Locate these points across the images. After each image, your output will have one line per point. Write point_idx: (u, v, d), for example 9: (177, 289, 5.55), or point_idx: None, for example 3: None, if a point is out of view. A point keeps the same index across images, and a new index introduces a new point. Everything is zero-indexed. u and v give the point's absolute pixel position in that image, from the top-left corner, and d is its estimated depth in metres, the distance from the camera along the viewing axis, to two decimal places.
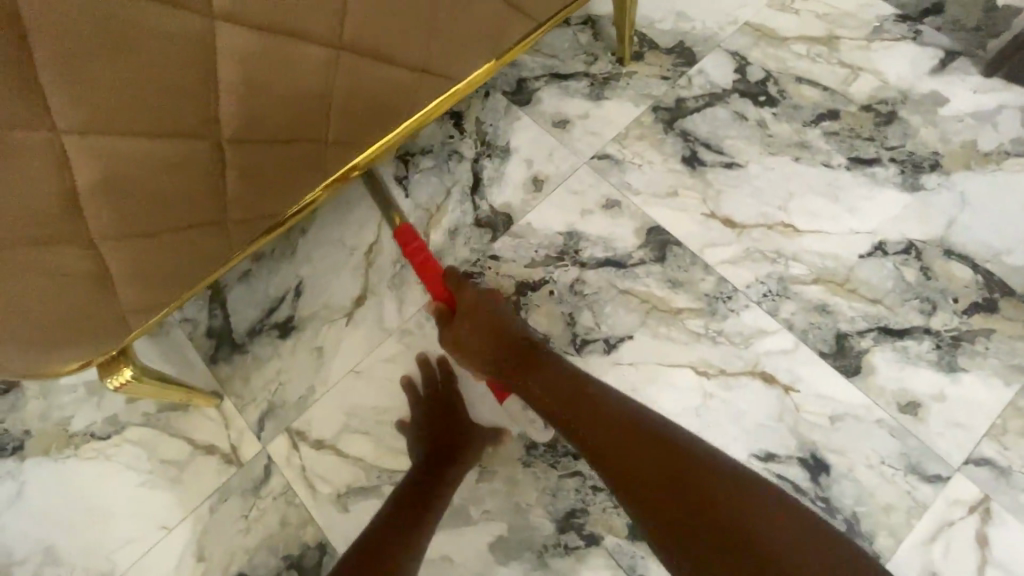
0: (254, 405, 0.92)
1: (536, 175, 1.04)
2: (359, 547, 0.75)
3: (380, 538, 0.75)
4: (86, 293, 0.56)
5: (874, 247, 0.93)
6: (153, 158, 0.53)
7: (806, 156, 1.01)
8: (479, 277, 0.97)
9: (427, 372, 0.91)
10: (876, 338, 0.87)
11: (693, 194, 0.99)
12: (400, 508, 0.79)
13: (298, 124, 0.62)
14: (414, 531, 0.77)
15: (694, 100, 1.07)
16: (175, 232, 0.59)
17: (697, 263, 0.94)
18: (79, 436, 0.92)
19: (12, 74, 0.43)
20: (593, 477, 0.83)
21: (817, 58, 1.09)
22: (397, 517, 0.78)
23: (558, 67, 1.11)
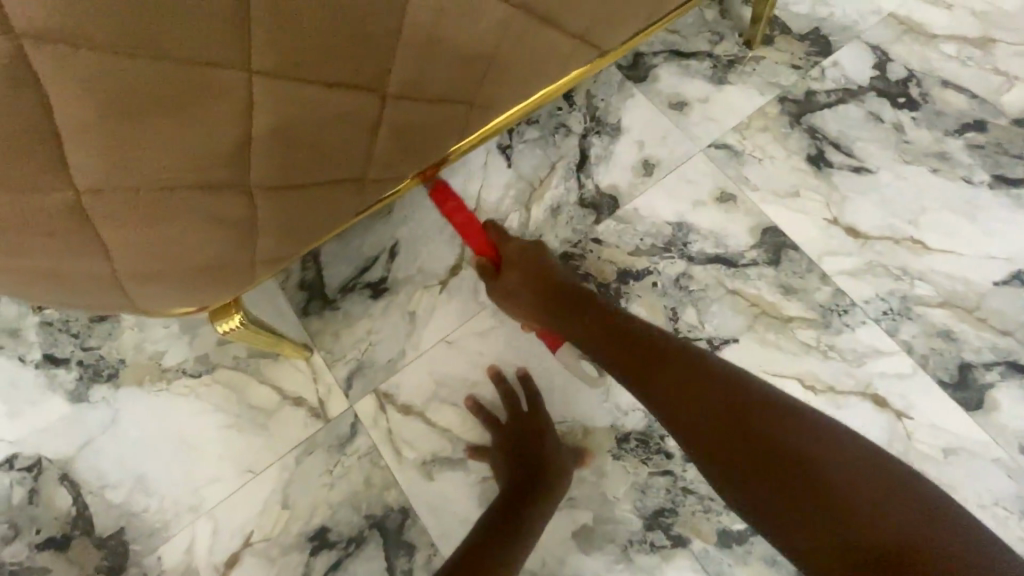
0: (344, 362, 0.92)
1: (647, 158, 0.98)
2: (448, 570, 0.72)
3: (471, 563, 0.72)
4: (228, 240, 0.55)
5: (1010, 276, 0.87)
6: (327, 110, 0.51)
7: (945, 169, 0.93)
8: (579, 259, 0.94)
9: (506, 392, 0.86)
10: (1004, 373, 0.82)
11: (815, 196, 0.93)
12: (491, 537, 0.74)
13: (458, 86, 0.59)
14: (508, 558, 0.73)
15: (825, 94, 0.99)
16: (320, 186, 0.58)
17: (814, 271, 0.89)
18: (172, 371, 0.94)
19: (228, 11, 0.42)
20: (684, 479, 0.81)
21: (968, 61, 0.99)
22: (487, 542, 0.74)
23: (679, 43, 1.04)
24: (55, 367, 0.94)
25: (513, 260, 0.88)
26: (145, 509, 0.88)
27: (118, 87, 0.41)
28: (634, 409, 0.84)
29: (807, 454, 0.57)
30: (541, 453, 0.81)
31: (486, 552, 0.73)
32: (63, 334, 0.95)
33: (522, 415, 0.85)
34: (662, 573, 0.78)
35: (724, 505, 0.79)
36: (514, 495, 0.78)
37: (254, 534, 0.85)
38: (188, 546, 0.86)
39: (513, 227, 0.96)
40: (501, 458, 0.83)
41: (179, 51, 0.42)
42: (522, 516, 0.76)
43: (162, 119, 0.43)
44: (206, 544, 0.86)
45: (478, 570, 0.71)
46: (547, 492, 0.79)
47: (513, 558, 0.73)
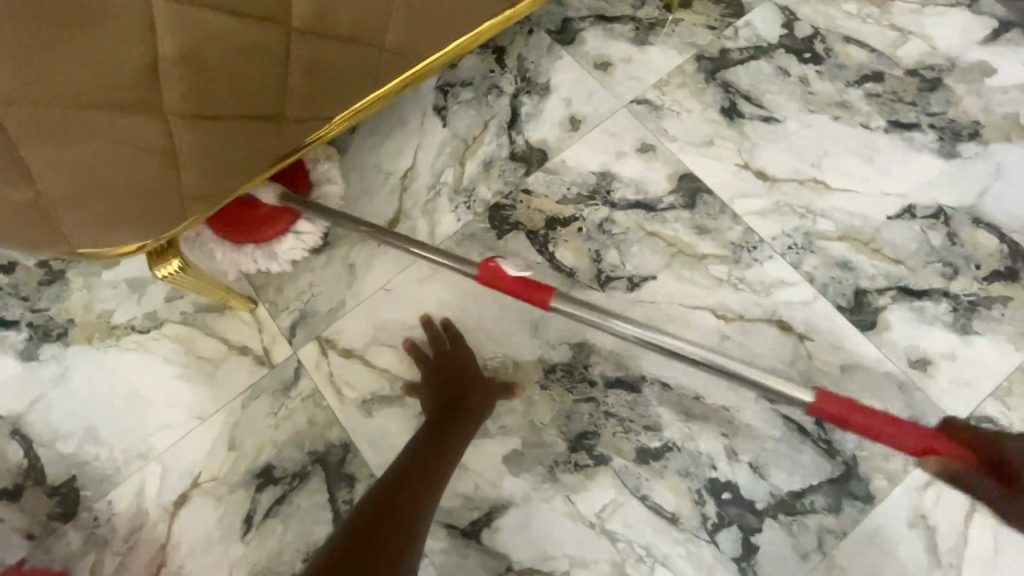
0: (287, 312, 0.96)
1: (573, 114, 1.04)
2: (376, 490, 0.76)
3: (399, 484, 0.76)
4: (147, 168, 0.59)
5: (903, 210, 0.94)
6: (231, 37, 0.56)
7: (846, 117, 1.00)
8: (510, 209, 0.99)
9: (433, 336, 0.91)
10: (895, 297, 0.89)
11: (728, 145, 1.00)
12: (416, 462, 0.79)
13: (364, 25, 0.64)
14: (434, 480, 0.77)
15: (739, 52, 1.06)
16: (239, 121, 0.62)
17: (727, 212, 0.96)
18: (120, 328, 0.97)
19: None
20: (606, 403, 0.87)
21: (868, 18, 1.07)
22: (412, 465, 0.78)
23: (604, 8, 1.10)
24: (4, 329, 0.96)
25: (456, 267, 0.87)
26: (95, 458, 0.91)
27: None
28: (561, 342, 0.90)
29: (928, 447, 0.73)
30: (467, 388, 0.87)
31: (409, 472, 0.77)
32: (13, 297, 0.98)
33: (447, 355, 0.90)
34: (585, 489, 0.84)
35: (642, 426, 0.86)
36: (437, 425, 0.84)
37: (201, 475, 0.89)
38: (139, 490, 0.89)
39: (448, 182, 1.02)
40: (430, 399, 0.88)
41: None
42: (444, 441, 0.82)
43: (64, 33, 0.48)
44: (155, 487, 0.89)
45: (400, 487, 0.75)
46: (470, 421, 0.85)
47: (437, 479, 0.78)
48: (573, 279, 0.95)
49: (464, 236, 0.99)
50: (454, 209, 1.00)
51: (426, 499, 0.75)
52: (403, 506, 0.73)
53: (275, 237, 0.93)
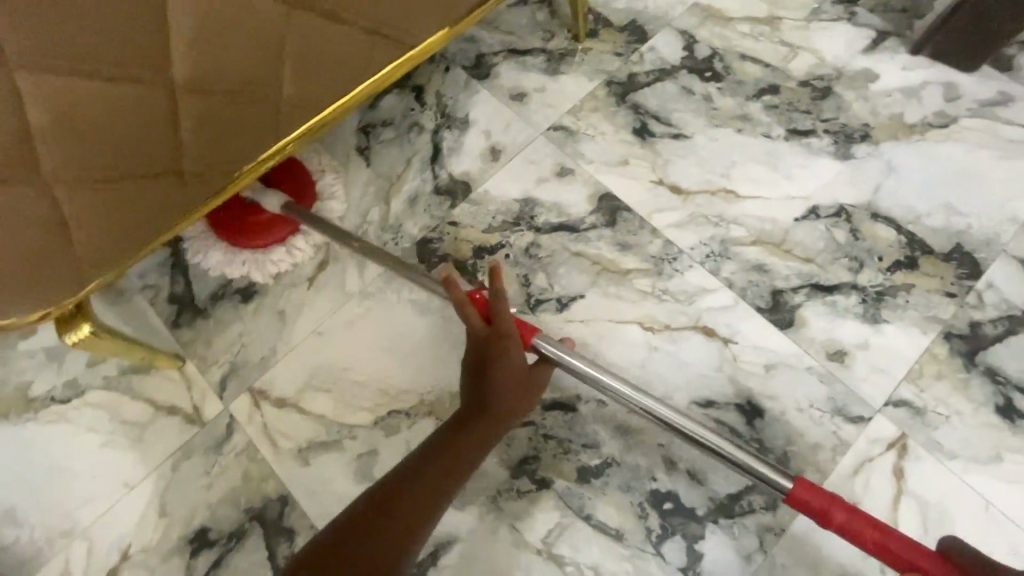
0: (216, 366, 0.94)
1: (493, 145, 1.07)
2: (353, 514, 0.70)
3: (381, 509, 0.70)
4: (37, 237, 0.58)
5: (808, 212, 0.99)
6: (105, 101, 0.56)
7: (748, 128, 1.06)
8: (438, 242, 1.01)
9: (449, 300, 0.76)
10: (808, 294, 0.94)
11: (642, 163, 1.05)
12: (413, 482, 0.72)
13: (252, 78, 0.64)
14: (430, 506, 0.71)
15: (646, 75, 1.12)
16: (131, 182, 0.62)
17: (646, 227, 0.99)
18: (39, 400, 0.93)
19: None
20: (544, 427, 0.87)
21: (760, 36, 1.15)
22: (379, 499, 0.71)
23: (515, 43, 1.15)
24: None
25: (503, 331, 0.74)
26: (14, 542, 0.85)
27: None
28: None
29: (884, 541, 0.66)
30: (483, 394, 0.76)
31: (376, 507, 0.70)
32: None
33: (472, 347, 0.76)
34: (529, 516, 0.83)
35: (581, 445, 0.86)
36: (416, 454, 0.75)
37: (132, 547, 0.85)
38: (64, 571, 0.84)
39: (374, 220, 1.02)
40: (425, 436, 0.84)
41: None
42: (428, 474, 0.72)
43: None
44: (82, 566, 0.84)
45: (361, 529, 0.68)
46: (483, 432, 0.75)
47: (413, 520, 0.70)
48: None
49: (394, 272, 0.99)
50: (382, 246, 1.01)
51: (394, 546, 0.67)
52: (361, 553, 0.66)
53: (274, 244, 0.96)
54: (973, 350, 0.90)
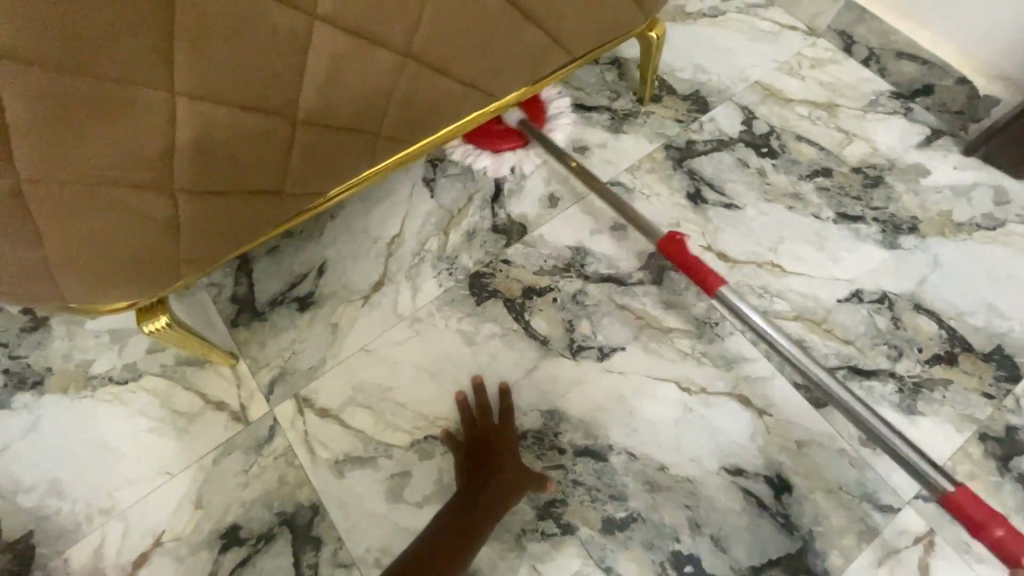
0: (267, 368, 0.98)
1: (552, 192, 1.12)
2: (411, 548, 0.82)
3: (424, 551, 0.80)
4: (154, 238, 0.63)
5: (852, 294, 1.02)
6: (243, 128, 0.62)
7: (798, 207, 1.10)
8: (490, 277, 1.05)
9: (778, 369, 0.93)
10: (846, 375, 0.96)
11: (694, 227, 1.09)
12: (449, 527, 0.82)
13: (363, 116, 0.71)
14: (466, 543, 0.81)
15: (703, 144, 1.17)
16: (242, 196, 0.67)
17: (691, 289, 1.03)
18: (98, 378, 0.98)
19: (158, 46, 0.54)
20: (574, 471, 0.90)
21: (817, 120, 1.20)
22: (462, 513, 0.83)
23: (583, 99, 1.21)
24: None
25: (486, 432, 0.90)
26: (55, 513, 0.89)
27: (59, 101, 0.51)
28: (531, 410, 0.94)
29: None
30: (478, 480, 0.86)
31: (460, 522, 0.82)
32: None
33: (488, 426, 0.91)
34: (551, 559, 0.85)
35: (608, 495, 0.88)
36: (486, 483, 0.85)
37: (164, 534, 0.88)
38: (97, 548, 0.87)
39: (432, 248, 1.07)
40: (463, 461, 0.89)
41: (112, 72, 0.52)
42: (480, 508, 0.83)
43: (93, 124, 0.53)
44: (116, 546, 0.87)
45: (448, 537, 0.81)
46: (477, 513, 0.83)
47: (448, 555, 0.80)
48: (546, 346, 0.99)
49: (444, 302, 1.03)
50: (436, 275, 1.05)
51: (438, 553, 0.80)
52: (444, 563, 0.79)
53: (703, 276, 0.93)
54: (1008, 455, 0.91)
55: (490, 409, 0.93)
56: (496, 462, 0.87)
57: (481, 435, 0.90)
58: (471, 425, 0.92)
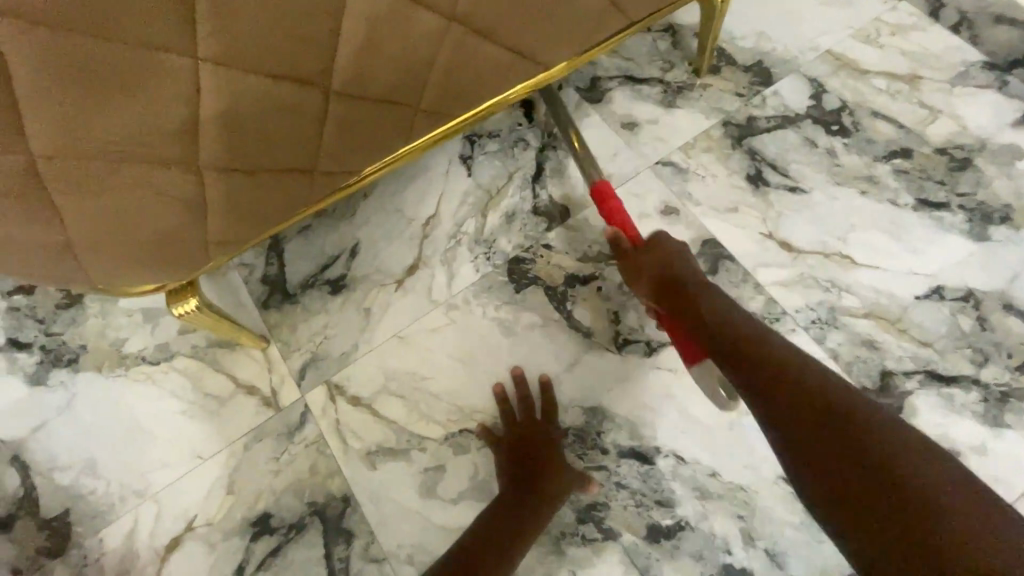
0: (298, 353, 0.95)
1: (598, 172, 1.04)
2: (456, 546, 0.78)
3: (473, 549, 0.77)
4: (179, 219, 0.59)
5: (932, 291, 0.92)
6: (271, 99, 0.56)
7: (873, 191, 1.00)
8: (530, 263, 0.98)
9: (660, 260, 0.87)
10: (923, 381, 0.87)
11: (754, 212, 0.99)
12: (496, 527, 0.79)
13: (401, 87, 0.64)
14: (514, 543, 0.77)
15: (766, 120, 1.07)
16: (271, 173, 0.62)
17: (749, 281, 0.94)
18: (131, 358, 0.96)
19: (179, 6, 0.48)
20: (618, 474, 0.84)
21: (896, 95, 1.07)
22: (509, 514, 0.79)
23: (632, 70, 1.11)
24: (18, 351, 0.97)
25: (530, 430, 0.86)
26: (91, 492, 0.89)
27: (72, 68, 0.47)
28: (573, 406, 0.88)
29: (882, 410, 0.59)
30: (525, 480, 0.82)
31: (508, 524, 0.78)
32: (30, 319, 0.98)
33: (530, 423, 0.86)
34: (592, 565, 0.81)
35: (654, 501, 0.83)
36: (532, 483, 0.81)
37: (196, 519, 0.87)
38: (132, 529, 0.87)
39: (469, 231, 1.01)
40: (503, 458, 0.85)
41: (129, 35, 0.47)
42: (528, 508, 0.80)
43: (110, 94, 0.48)
44: (149, 528, 0.87)
45: (489, 541, 0.77)
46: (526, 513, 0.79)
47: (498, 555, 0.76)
48: (590, 339, 0.92)
49: (482, 288, 0.97)
50: (473, 259, 0.99)
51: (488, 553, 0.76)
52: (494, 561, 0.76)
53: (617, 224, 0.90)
54: None
55: (532, 405, 0.88)
56: (540, 462, 0.83)
57: (523, 434, 0.85)
58: (514, 422, 0.87)
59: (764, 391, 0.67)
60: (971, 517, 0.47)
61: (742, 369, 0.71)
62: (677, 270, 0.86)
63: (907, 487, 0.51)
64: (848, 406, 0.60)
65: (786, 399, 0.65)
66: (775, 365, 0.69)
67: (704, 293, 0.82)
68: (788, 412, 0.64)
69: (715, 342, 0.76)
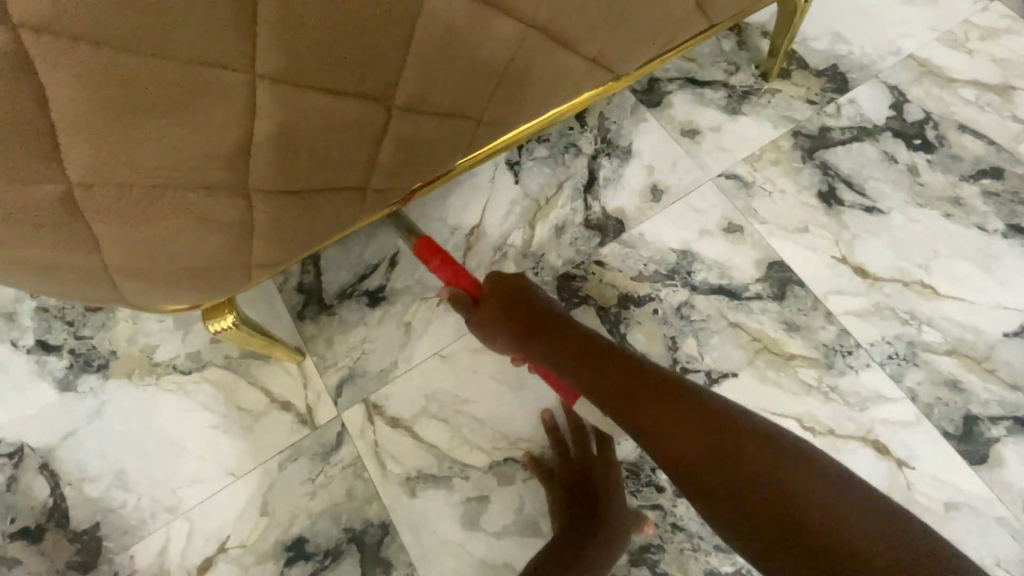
0: (335, 368, 0.90)
1: (655, 184, 0.97)
2: None
3: None
4: (223, 244, 0.53)
5: (1023, 328, 0.84)
6: (330, 116, 0.50)
7: (958, 214, 0.91)
8: (581, 280, 0.92)
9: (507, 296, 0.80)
10: (1011, 428, 0.80)
11: (826, 233, 0.92)
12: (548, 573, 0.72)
13: (467, 100, 0.58)
14: None
15: (840, 132, 0.98)
16: (323, 193, 0.57)
17: (819, 309, 0.87)
18: (161, 366, 0.92)
19: (236, 15, 0.42)
20: (674, 515, 0.79)
21: (986, 107, 0.98)
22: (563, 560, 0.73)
23: (695, 71, 1.03)
24: (47, 354, 0.93)
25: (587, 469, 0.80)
26: (122, 506, 0.86)
27: (116, 87, 0.41)
28: (627, 438, 0.83)
29: (720, 416, 0.64)
30: (581, 522, 0.76)
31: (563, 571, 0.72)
32: (58, 321, 0.94)
33: (585, 460, 0.81)
34: None
35: (713, 545, 0.78)
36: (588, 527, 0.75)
37: (229, 539, 0.83)
38: (163, 546, 0.84)
39: (516, 244, 0.95)
40: (554, 495, 0.80)
41: (180, 49, 0.41)
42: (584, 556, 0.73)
43: (157, 115, 0.43)
44: (181, 546, 0.84)
45: None
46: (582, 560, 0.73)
47: None
48: None
49: None
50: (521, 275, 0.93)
51: None
52: None
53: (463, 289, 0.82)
54: None
55: (586, 440, 0.82)
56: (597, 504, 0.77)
57: (576, 471, 0.80)
58: (569, 458, 0.81)
59: (641, 421, 0.68)
60: (852, 516, 0.53)
61: (605, 386, 0.72)
62: (543, 305, 0.80)
63: (785, 494, 0.56)
64: (699, 407, 0.65)
65: (652, 427, 0.67)
66: (632, 375, 0.71)
67: (579, 326, 0.78)
68: (660, 409, 0.67)
69: (605, 362, 0.73)
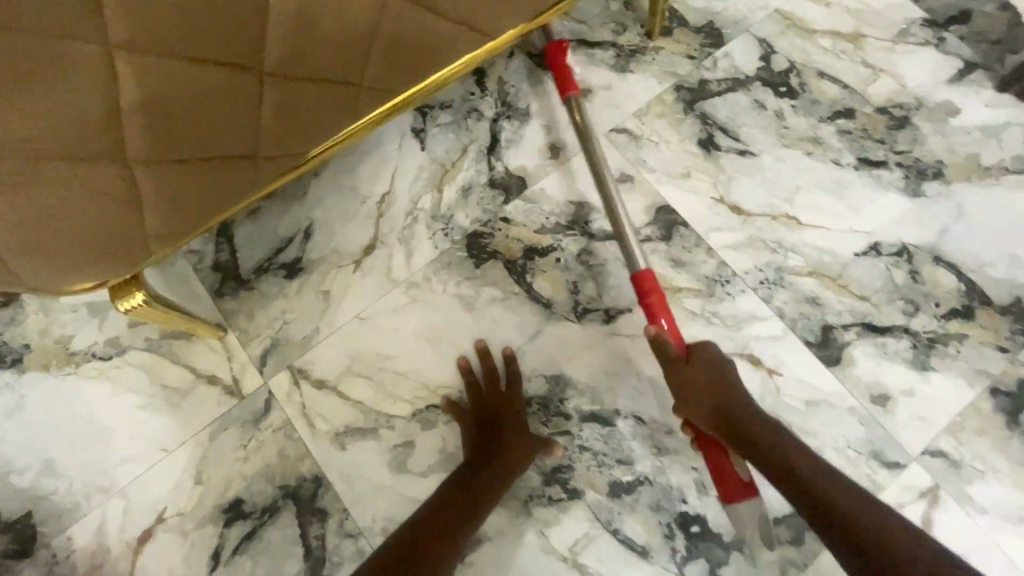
0: (258, 339, 0.93)
1: (553, 141, 1.03)
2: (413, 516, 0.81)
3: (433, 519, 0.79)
4: (111, 215, 0.56)
5: (870, 247, 0.97)
6: (196, 82, 0.54)
7: (818, 152, 1.03)
8: (489, 237, 0.98)
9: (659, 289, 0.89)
10: (859, 333, 0.93)
11: (705, 177, 1.01)
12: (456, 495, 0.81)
13: (340, 64, 0.61)
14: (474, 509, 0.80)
15: (717, 84, 1.07)
16: (208, 161, 0.59)
17: (702, 245, 0.97)
18: (80, 355, 0.93)
19: None
20: (580, 437, 0.88)
21: (841, 54, 1.09)
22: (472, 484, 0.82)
23: (586, 33, 1.09)
24: None
25: (495, 403, 0.88)
26: (53, 492, 0.87)
27: None
28: (536, 375, 0.91)
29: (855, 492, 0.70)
30: (488, 449, 0.84)
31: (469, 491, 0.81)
32: None
33: (494, 394, 0.89)
34: (558, 522, 0.86)
35: (615, 460, 0.88)
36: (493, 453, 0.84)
37: (167, 510, 0.87)
38: (101, 525, 0.86)
39: (425, 207, 0.99)
40: (467, 429, 0.87)
41: (33, 23, 0.46)
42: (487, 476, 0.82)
43: (18, 85, 0.46)
44: (119, 522, 0.87)
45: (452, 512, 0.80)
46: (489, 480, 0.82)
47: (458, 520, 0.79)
48: (549, 310, 0.94)
49: (441, 265, 0.97)
50: (431, 235, 0.98)
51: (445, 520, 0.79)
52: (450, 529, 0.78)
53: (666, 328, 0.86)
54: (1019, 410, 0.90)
55: (496, 378, 0.90)
56: (501, 430, 0.85)
57: (486, 405, 0.88)
58: (479, 394, 0.89)
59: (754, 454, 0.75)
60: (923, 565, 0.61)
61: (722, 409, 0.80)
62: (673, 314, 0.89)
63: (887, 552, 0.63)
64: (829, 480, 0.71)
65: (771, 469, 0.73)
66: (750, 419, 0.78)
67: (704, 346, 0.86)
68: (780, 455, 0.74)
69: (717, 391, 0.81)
